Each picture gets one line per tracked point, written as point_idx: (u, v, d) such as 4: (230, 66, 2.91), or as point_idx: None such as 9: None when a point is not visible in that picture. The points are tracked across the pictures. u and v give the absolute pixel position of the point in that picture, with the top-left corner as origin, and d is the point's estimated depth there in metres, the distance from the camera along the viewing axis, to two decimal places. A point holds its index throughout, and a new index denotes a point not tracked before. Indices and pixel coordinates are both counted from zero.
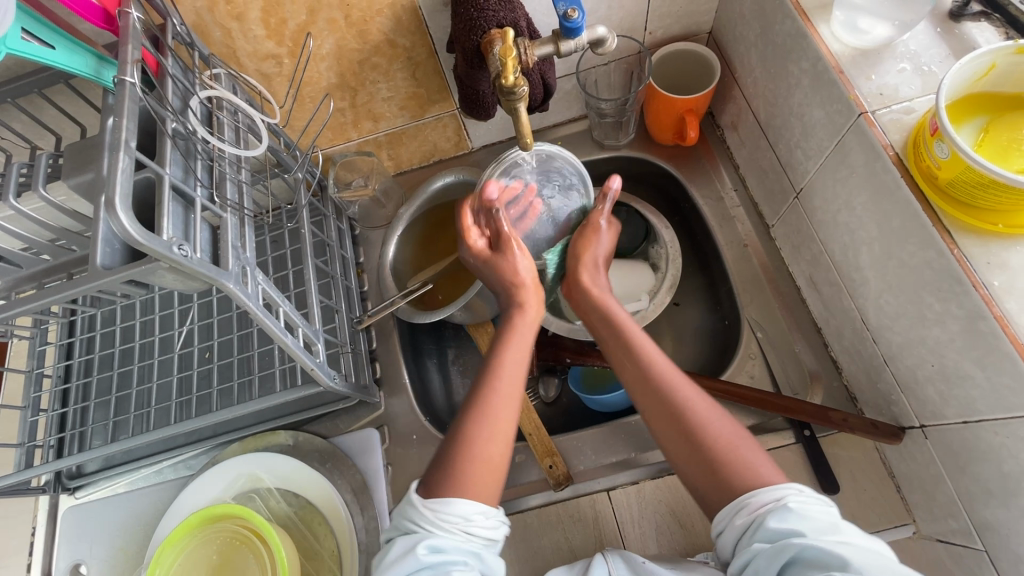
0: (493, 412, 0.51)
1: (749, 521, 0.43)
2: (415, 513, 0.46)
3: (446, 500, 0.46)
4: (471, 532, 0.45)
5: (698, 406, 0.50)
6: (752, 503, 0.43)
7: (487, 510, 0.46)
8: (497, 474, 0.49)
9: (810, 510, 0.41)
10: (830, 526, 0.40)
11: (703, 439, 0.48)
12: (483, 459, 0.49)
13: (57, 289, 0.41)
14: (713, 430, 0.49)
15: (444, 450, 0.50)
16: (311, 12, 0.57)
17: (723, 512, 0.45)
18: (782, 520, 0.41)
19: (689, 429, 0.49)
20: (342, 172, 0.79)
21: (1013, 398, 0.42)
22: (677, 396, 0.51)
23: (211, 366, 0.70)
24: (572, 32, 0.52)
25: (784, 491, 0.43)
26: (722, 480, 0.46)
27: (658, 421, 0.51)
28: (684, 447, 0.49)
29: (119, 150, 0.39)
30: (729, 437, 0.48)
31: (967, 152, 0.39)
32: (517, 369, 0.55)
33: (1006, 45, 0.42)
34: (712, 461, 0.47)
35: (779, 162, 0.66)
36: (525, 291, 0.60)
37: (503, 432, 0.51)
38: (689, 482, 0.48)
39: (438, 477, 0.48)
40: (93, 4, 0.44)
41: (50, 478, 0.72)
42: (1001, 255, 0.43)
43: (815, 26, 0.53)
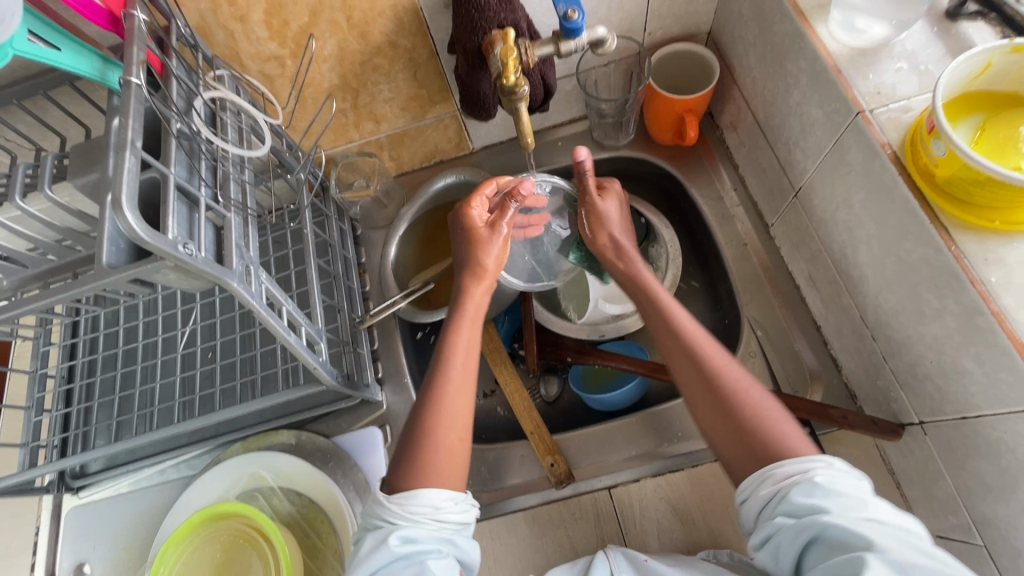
0: (448, 405, 0.53)
1: (773, 492, 0.44)
2: (383, 510, 0.47)
3: (413, 493, 0.47)
4: (441, 519, 0.47)
5: (731, 375, 0.51)
6: (779, 474, 0.44)
7: (454, 497, 0.49)
8: (459, 459, 0.52)
9: (837, 485, 0.42)
10: (858, 502, 0.41)
11: (737, 406, 0.49)
12: (443, 449, 0.51)
13: (62, 288, 0.41)
14: (746, 398, 0.50)
15: (404, 445, 0.52)
16: (314, 13, 0.57)
17: (748, 482, 0.46)
18: (807, 494, 0.42)
19: (721, 395, 0.50)
20: (344, 173, 0.79)
21: (1011, 393, 0.42)
22: (712, 364, 0.52)
23: (215, 366, 0.70)
24: (572, 33, 0.53)
25: (812, 465, 0.43)
26: (749, 447, 0.47)
27: (692, 387, 0.52)
28: (716, 414, 0.50)
29: (125, 150, 0.39)
30: (761, 405, 0.49)
31: (964, 149, 0.40)
32: (465, 356, 0.57)
33: (1001, 44, 0.42)
34: (743, 426, 0.48)
35: (778, 161, 0.67)
36: (483, 274, 0.62)
37: (458, 418, 0.53)
38: (718, 448, 0.50)
39: (399, 472, 0.50)
40: (98, 6, 0.44)
41: (54, 478, 0.72)
42: (998, 251, 0.43)
43: (813, 26, 0.54)
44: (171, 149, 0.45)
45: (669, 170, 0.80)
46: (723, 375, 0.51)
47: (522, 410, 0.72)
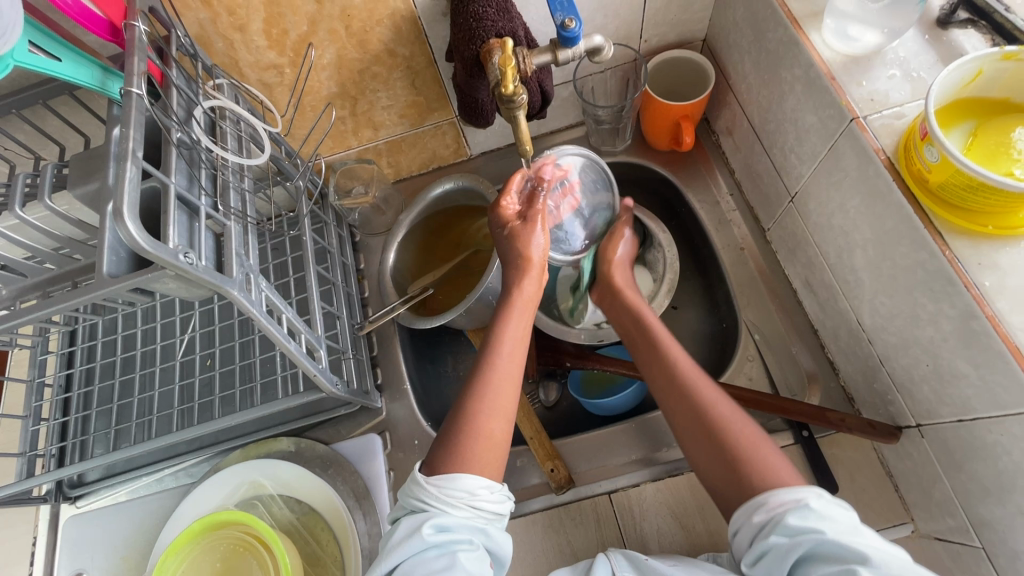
0: (494, 386, 0.53)
1: (767, 519, 0.44)
2: (420, 491, 0.47)
3: (451, 476, 0.47)
4: (477, 507, 0.47)
5: (722, 409, 0.52)
6: (772, 502, 0.44)
7: (491, 485, 0.48)
8: (498, 451, 0.50)
9: (830, 511, 0.42)
10: (851, 527, 0.41)
11: (730, 444, 0.49)
12: (483, 436, 0.50)
13: (62, 298, 0.41)
14: (737, 434, 0.50)
15: (447, 428, 0.52)
16: (312, 23, 0.58)
17: (740, 511, 0.46)
18: (802, 518, 0.42)
19: (714, 433, 0.50)
20: (342, 180, 0.80)
21: (1006, 396, 0.43)
22: (703, 402, 0.52)
23: (213, 374, 0.70)
24: (569, 41, 0.53)
25: (804, 492, 0.43)
26: (740, 484, 0.47)
27: (685, 426, 0.52)
28: (708, 453, 0.50)
29: (126, 160, 0.39)
30: (750, 441, 0.49)
31: (956, 156, 0.41)
32: (514, 346, 0.57)
33: (992, 52, 0.43)
34: (732, 463, 0.48)
35: (774, 166, 0.67)
36: (529, 267, 0.61)
37: (501, 408, 0.52)
38: (711, 486, 0.49)
39: (439, 455, 0.49)
40: (100, 17, 0.45)
41: (51, 487, 0.72)
42: (992, 256, 0.43)
43: (807, 34, 0.55)
44: (171, 158, 0.45)
45: (666, 175, 0.81)
46: (716, 413, 0.51)
47: (522, 416, 0.71)
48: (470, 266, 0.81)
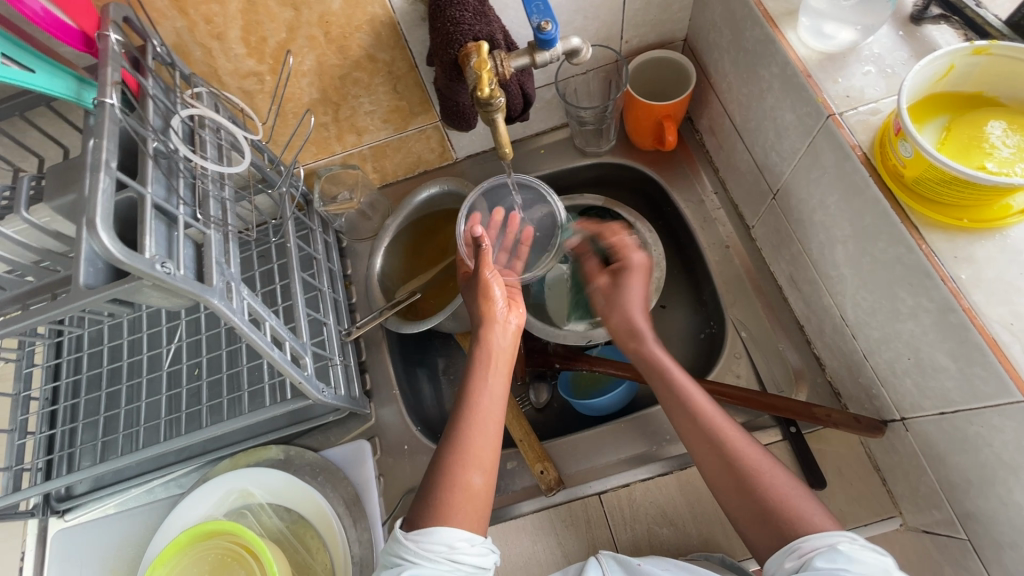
0: (470, 446, 0.54)
1: (798, 564, 0.44)
2: (399, 547, 0.48)
3: (430, 531, 0.48)
4: (456, 560, 0.47)
5: (745, 450, 0.52)
6: (804, 547, 0.44)
7: (472, 537, 0.49)
8: (480, 502, 0.52)
9: (861, 554, 0.42)
10: (883, 570, 0.41)
11: (750, 474, 0.51)
12: (462, 489, 0.51)
13: (41, 310, 0.41)
14: (756, 462, 0.51)
15: (427, 481, 0.53)
16: (291, 29, 0.58)
17: (773, 558, 0.46)
18: (830, 560, 0.42)
19: (734, 459, 0.52)
20: (327, 186, 0.79)
21: (985, 388, 0.43)
22: (716, 426, 0.54)
23: (201, 383, 0.70)
24: (546, 43, 0.54)
25: (837, 537, 0.44)
26: (771, 526, 0.48)
27: (719, 479, 0.52)
28: (733, 484, 0.51)
29: (99, 171, 0.39)
30: (766, 468, 0.51)
31: (929, 151, 0.41)
32: (496, 403, 0.58)
33: (962, 47, 0.43)
34: (767, 510, 0.49)
35: (755, 164, 0.67)
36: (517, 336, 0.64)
37: (479, 460, 0.53)
38: (734, 516, 0.51)
39: (421, 511, 0.50)
40: (71, 27, 0.45)
41: (39, 501, 0.71)
42: (967, 249, 0.44)
43: (782, 32, 0.55)
44: (148, 168, 0.45)
45: (650, 175, 0.81)
46: (730, 437, 0.53)
47: (511, 418, 0.72)
48: (458, 269, 0.80)
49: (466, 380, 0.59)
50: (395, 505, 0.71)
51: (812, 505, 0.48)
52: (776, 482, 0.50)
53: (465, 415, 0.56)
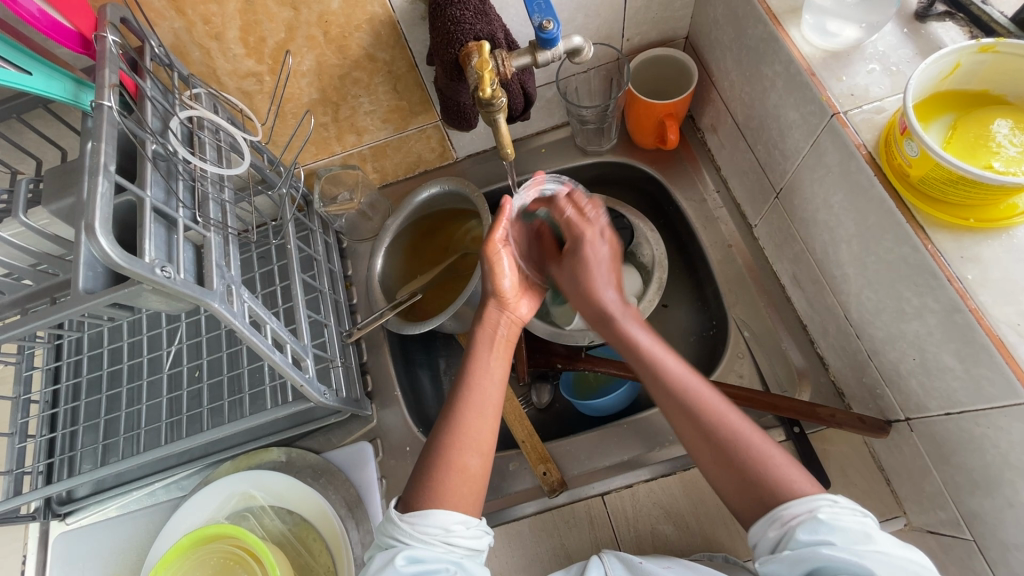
0: (465, 425, 0.54)
1: (780, 534, 0.44)
2: (393, 528, 0.48)
3: (423, 512, 0.48)
4: (452, 543, 0.47)
5: (725, 419, 0.50)
6: (785, 515, 0.44)
7: (467, 520, 0.49)
8: (475, 481, 0.52)
9: (841, 520, 0.42)
10: (863, 536, 0.41)
11: (729, 442, 0.49)
12: (456, 470, 0.51)
13: (41, 315, 0.41)
14: (721, 413, 0.51)
15: (422, 463, 0.53)
16: (290, 29, 0.57)
17: (756, 524, 0.46)
18: (812, 532, 0.42)
19: (697, 414, 0.51)
20: (327, 186, 0.79)
21: (992, 388, 0.43)
22: (692, 395, 0.52)
23: (202, 385, 0.70)
24: (548, 43, 0.53)
25: (816, 502, 0.43)
26: (755, 497, 0.46)
27: (700, 448, 0.50)
28: (699, 436, 0.50)
29: (98, 174, 0.39)
30: (730, 416, 0.50)
31: (936, 150, 0.40)
32: (491, 382, 0.58)
33: (968, 45, 0.43)
34: (751, 480, 0.47)
35: (758, 163, 0.67)
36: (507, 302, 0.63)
37: (474, 441, 0.54)
38: (699, 462, 0.51)
39: (414, 492, 0.51)
40: (70, 30, 0.44)
41: (40, 504, 0.71)
42: (974, 249, 0.44)
43: (786, 30, 0.55)
44: (147, 172, 0.44)
45: (652, 173, 0.81)
46: (712, 410, 0.51)
47: (514, 418, 0.71)
48: (459, 270, 0.80)
49: (463, 368, 0.59)
50: None
51: (778, 454, 0.48)
52: (739, 427, 0.49)
53: (458, 399, 0.56)
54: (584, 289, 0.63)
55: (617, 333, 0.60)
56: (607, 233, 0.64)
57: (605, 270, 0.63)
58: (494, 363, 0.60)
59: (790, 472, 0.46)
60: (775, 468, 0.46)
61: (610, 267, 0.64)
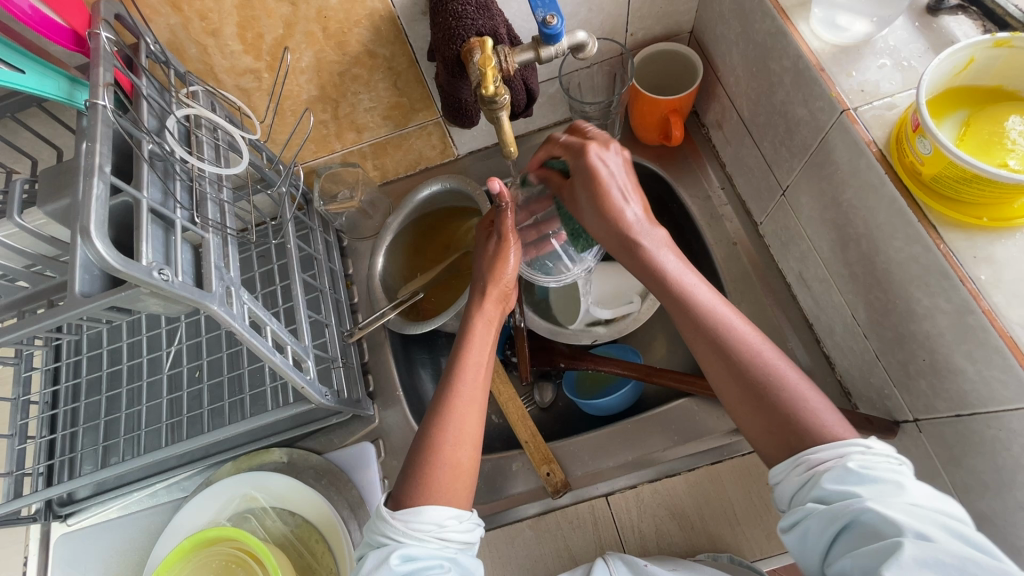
0: (457, 414, 0.53)
1: (805, 479, 0.43)
2: (385, 527, 0.48)
3: (416, 509, 0.48)
4: (445, 538, 0.47)
5: (759, 356, 0.48)
6: (812, 460, 0.43)
7: (459, 515, 0.49)
8: (466, 476, 0.51)
9: (872, 471, 0.40)
10: (896, 487, 0.39)
11: (761, 381, 0.47)
12: (449, 465, 0.51)
13: (37, 319, 0.40)
14: (756, 351, 0.48)
15: (412, 458, 0.52)
16: (288, 25, 0.56)
17: (780, 467, 0.45)
18: (840, 480, 0.40)
19: (729, 351, 0.49)
20: (327, 185, 0.78)
21: (1004, 391, 0.42)
22: (726, 329, 0.50)
23: (202, 386, 0.69)
24: (552, 38, 0.52)
25: (846, 450, 0.42)
26: (786, 438, 0.45)
27: (730, 387, 0.49)
28: (728, 374, 0.49)
29: (92, 176, 0.38)
30: (766, 355, 0.48)
31: (949, 148, 0.40)
32: (478, 371, 0.56)
33: (983, 40, 0.42)
34: (782, 421, 0.46)
35: (764, 160, 0.66)
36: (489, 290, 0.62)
37: (466, 434, 0.53)
38: (726, 401, 0.49)
39: (405, 487, 0.50)
40: (62, 26, 0.43)
41: (40, 506, 0.70)
42: (987, 248, 0.43)
43: (794, 25, 0.54)
44: (143, 172, 0.43)
45: (656, 171, 0.80)
46: (746, 346, 0.49)
47: (517, 419, 0.70)
48: (461, 269, 0.79)
49: (455, 355, 0.57)
50: None
51: (812, 394, 0.46)
52: (776, 367, 0.47)
53: (449, 391, 0.55)
54: (601, 208, 0.57)
55: (645, 257, 0.55)
56: (618, 145, 0.58)
57: (620, 185, 0.57)
58: (485, 351, 0.58)
59: (822, 416, 0.45)
60: (809, 408, 0.45)
61: (626, 177, 0.58)
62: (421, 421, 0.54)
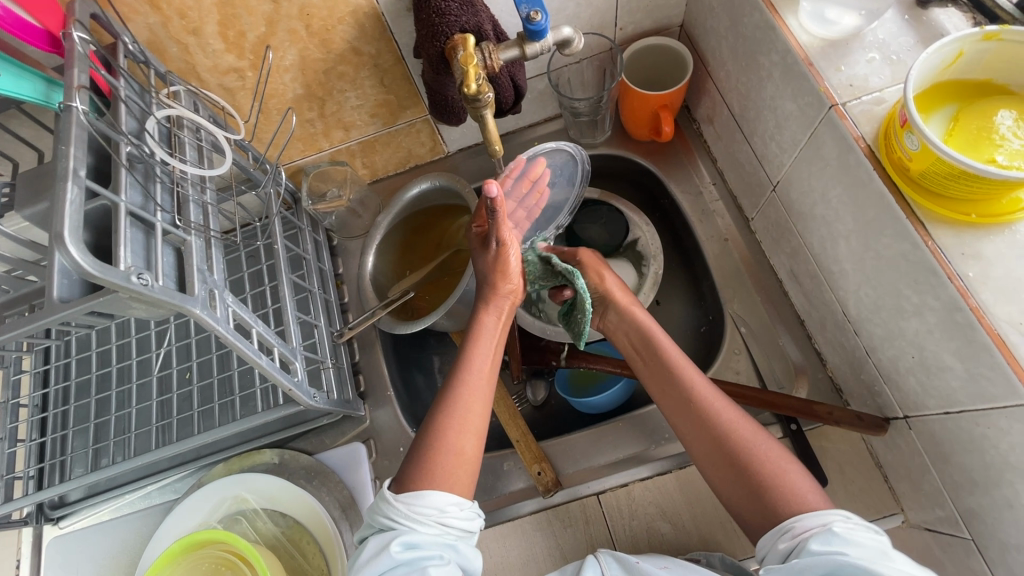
0: (462, 404, 0.55)
1: (791, 545, 0.45)
2: (388, 508, 0.48)
3: (418, 493, 0.48)
4: (446, 524, 0.47)
5: (737, 428, 0.53)
6: (798, 528, 0.45)
7: (460, 502, 0.49)
8: (468, 464, 0.52)
9: (855, 536, 0.43)
10: (879, 551, 0.41)
11: (738, 451, 0.52)
12: (453, 453, 0.52)
13: (15, 325, 0.39)
14: (731, 424, 0.53)
15: (416, 446, 0.53)
16: (270, 23, 0.55)
17: (766, 537, 0.47)
18: (825, 543, 0.43)
19: (707, 423, 0.54)
20: (315, 184, 0.77)
21: (993, 389, 0.42)
22: (702, 404, 0.55)
23: (191, 388, 0.69)
24: (536, 35, 0.51)
25: (830, 518, 0.45)
26: (766, 505, 0.49)
27: (711, 460, 0.53)
28: (707, 445, 0.53)
29: (67, 180, 0.37)
30: (742, 428, 0.53)
31: (936, 144, 0.39)
32: (485, 362, 0.58)
33: (972, 33, 0.41)
34: (761, 489, 0.49)
35: (754, 155, 0.65)
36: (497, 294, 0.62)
37: (471, 424, 0.54)
38: (709, 473, 0.53)
39: (409, 473, 0.51)
40: (35, 27, 0.42)
41: (31, 509, 0.70)
42: (975, 245, 0.42)
43: (783, 18, 0.53)
44: (121, 175, 0.43)
45: (647, 167, 0.79)
46: (721, 417, 0.54)
47: (507, 418, 0.70)
48: (452, 268, 0.79)
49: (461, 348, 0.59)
50: None
51: (787, 461, 0.50)
52: (751, 439, 0.52)
53: (457, 378, 0.56)
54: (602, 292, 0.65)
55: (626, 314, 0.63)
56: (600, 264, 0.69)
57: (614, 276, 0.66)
58: (493, 344, 0.60)
59: (800, 486, 0.49)
60: (785, 479, 0.49)
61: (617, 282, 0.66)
62: (427, 413, 0.55)
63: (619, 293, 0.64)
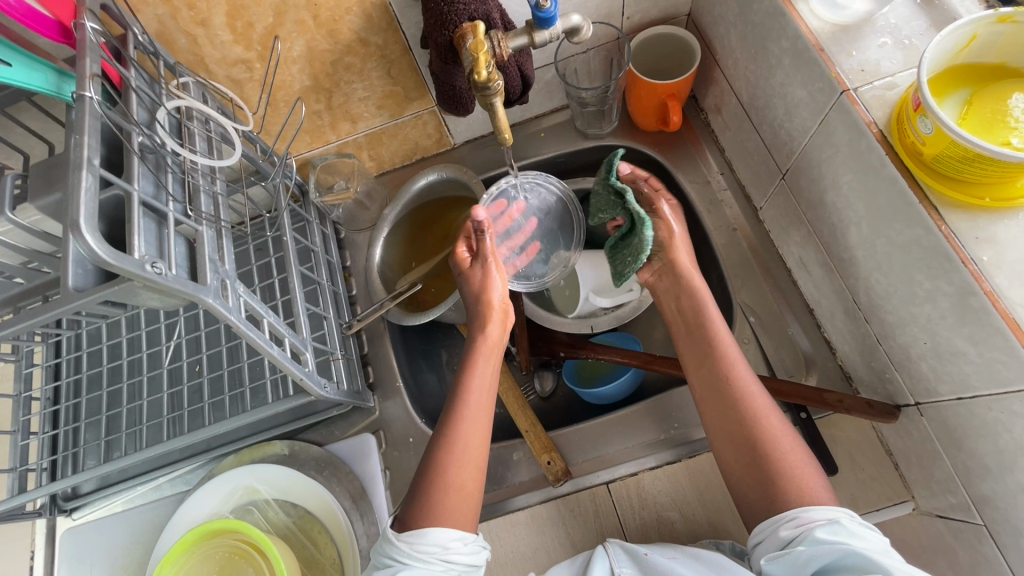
0: (462, 439, 0.55)
1: (795, 533, 0.46)
2: (390, 548, 0.48)
3: (422, 532, 0.49)
4: (450, 560, 0.48)
5: (765, 415, 0.53)
6: (803, 517, 0.46)
7: (463, 536, 0.50)
8: (472, 498, 0.53)
9: (861, 531, 0.44)
10: (881, 548, 0.43)
11: (762, 437, 0.52)
12: (455, 489, 0.52)
13: (31, 314, 0.40)
14: (759, 407, 0.54)
15: (418, 482, 0.53)
16: (279, 13, 0.55)
17: (767, 523, 0.48)
18: (832, 532, 0.44)
19: (737, 402, 0.54)
20: (323, 176, 0.78)
21: (1006, 373, 0.42)
22: (738, 383, 0.55)
23: (201, 380, 0.69)
24: (545, 22, 0.51)
25: (836, 512, 0.46)
26: (775, 499, 0.49)
27: (732, 439, 0.53)
28: (731, 425, 0.54)
29: (81, 169, 0.38)
30: (769, 416, 0.53)
31: (951, 127, 0.39)
32: (480, 395, 0.58)
33: (986, 15, 0.41)
34: (774, 481, 0.50)
35: (763, 144, 0.65)
36: (490, 312, 0.62)
37: (470, 460, 0.54)
38: (723, 454, 0.54)
39: (413, 513, 0.51)
40: (47, 18, 0.43)
41: (45, 501, 0.70)
42: (989, 229, 0.42)
43: (793, 4, 0.53)
44: (133, 165, 0.43)
45: (654, 157, 0.79)
46: (753, 401, 0.54)
47: (516, 408, 0.70)
48: None
49: (460, 377, 0.59)
50: (402, 497, 0.70)
51: (805, 460, 0.51)
52: (776, 429, 0.52)
53: (454, 412, 0.56)
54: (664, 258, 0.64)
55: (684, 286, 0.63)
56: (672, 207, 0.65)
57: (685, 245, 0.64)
58: (488, 371, 0.60)
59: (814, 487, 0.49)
60: (799, 475, 0.49)
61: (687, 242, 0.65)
62: (425, 449, 0.55)
63: (682, 255, 0.64)
